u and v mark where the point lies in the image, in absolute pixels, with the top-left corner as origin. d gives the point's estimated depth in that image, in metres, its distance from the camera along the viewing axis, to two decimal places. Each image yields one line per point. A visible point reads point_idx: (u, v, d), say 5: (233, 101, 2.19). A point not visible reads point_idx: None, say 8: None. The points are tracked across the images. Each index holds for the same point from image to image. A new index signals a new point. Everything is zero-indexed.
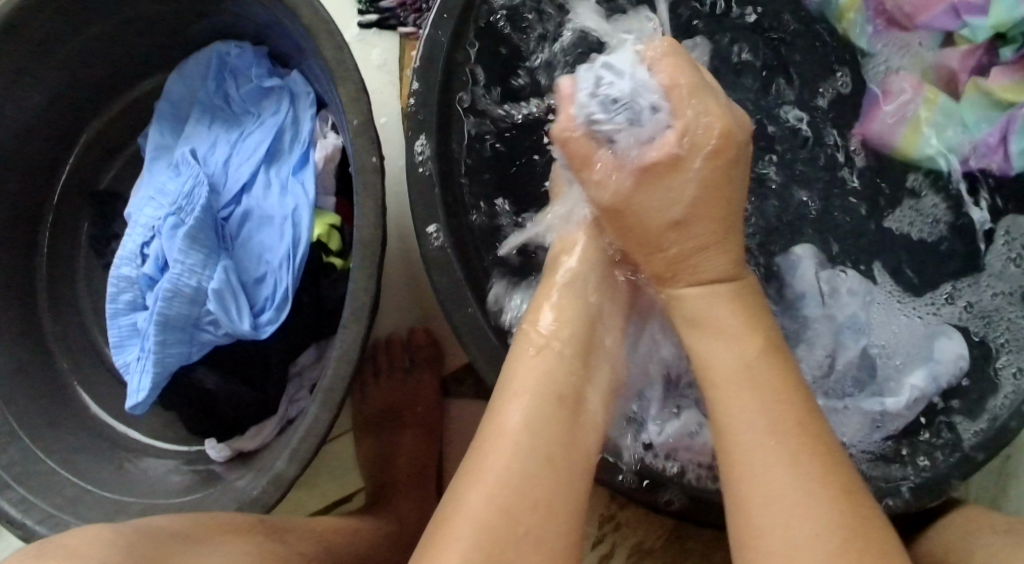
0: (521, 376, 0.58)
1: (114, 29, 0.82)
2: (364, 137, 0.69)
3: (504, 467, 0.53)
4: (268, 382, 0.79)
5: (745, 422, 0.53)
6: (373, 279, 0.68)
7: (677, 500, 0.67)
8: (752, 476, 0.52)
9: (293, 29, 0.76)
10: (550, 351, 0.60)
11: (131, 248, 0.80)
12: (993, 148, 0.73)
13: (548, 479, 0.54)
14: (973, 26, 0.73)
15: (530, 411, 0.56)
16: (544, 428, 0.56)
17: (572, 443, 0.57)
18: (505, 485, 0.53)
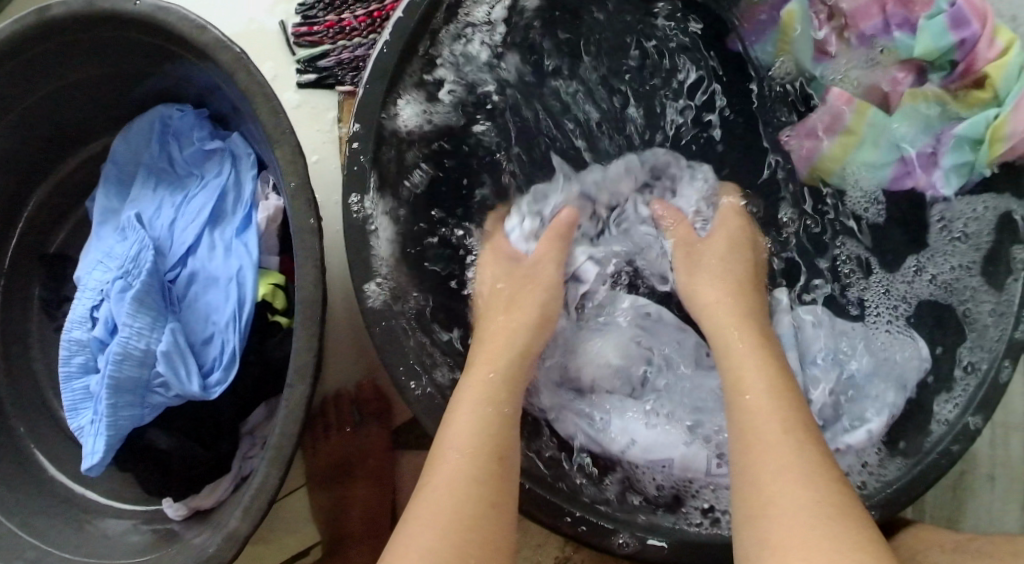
0: (445, 448, 0.63)
1: (58, 95, 0.84)
2: (302, 199, 0.70)
3: (422, 539, 0.58)
4: (221, 440, 0.80)
5: (776, 428, 0.60)
6: (317, 338, 0.70)
7: (634, 543, 0.70)
8: (758, 455, 0.60)
9: (232, 93, 0.77)
10: (482, 402, 0.66)
11: (82, 312, 0.81)
12: (922, 161, 0.80)
13: (462, 546, 0.58)
14: (903, 44, 0.80)
15: (451, 480, 0.61)
16: (478, 474, 0.61)
17: (501, 485, 0.62)
18: (423, 557, 0.57)
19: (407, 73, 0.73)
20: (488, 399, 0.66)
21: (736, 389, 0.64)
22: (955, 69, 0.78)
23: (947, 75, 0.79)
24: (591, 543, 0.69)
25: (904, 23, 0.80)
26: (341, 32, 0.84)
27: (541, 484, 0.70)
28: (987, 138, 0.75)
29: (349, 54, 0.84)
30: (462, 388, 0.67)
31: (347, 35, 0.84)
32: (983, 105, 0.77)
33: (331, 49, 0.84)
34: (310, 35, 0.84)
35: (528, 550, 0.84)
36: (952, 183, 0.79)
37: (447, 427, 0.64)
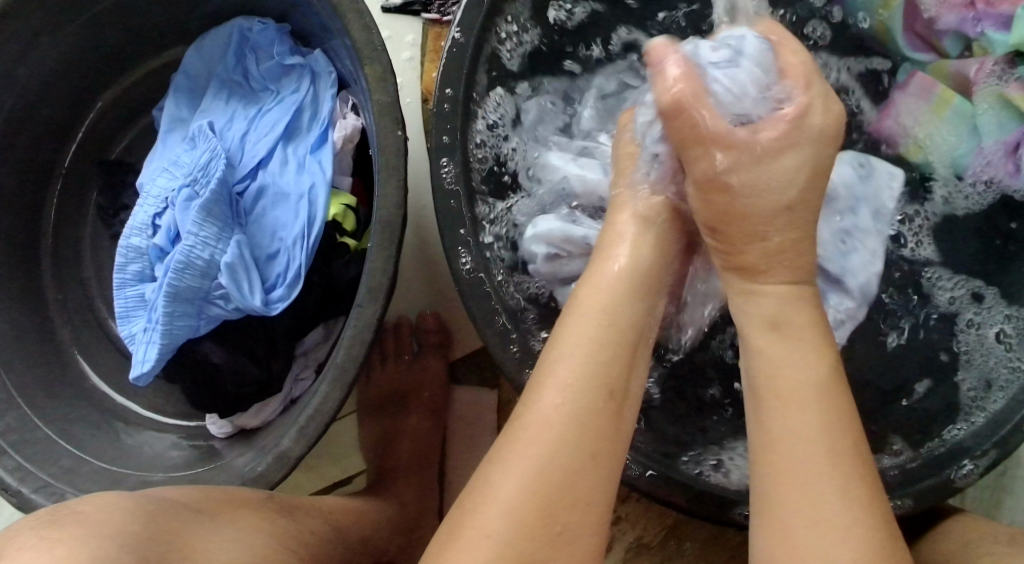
0: (569, 363, 0.54)
1: (136, 0, 0.81)
2: (388, 118, 0.69)
3: (536, 460, 0.51)
4: (274, 358, 0.79)
5: (820, 472, 0.52)
6: (392, 260, 0.68)
7: (719, 508, 0.68)
8: (794, 472, 0.53)
9: (321, 9, 0.75)
10: (612, 344, 0.56)
11: (143, 218, 0.79)
12: (1002, 157, 0.73)
13: (581, 480, 0.52)
14: (992, 39, 0.73)
15: (575, 398, 0.53)
16: (586, 419, 0.53)
17: (607, 448, 0.53)
18: (533, 486, 0.51)
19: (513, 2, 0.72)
20: (616, 331, 0.56)
21: (816, 395, 0.54)
22: None
23: None
24: (665, 498, 0.68)
25: (995, 11, 0.72)
26: None
27: None
28: None
29: None
30: (581, 307, 0.57)
31: None
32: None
33: None
34: None
35: None
36: None
37: (551, 359, 0.55)
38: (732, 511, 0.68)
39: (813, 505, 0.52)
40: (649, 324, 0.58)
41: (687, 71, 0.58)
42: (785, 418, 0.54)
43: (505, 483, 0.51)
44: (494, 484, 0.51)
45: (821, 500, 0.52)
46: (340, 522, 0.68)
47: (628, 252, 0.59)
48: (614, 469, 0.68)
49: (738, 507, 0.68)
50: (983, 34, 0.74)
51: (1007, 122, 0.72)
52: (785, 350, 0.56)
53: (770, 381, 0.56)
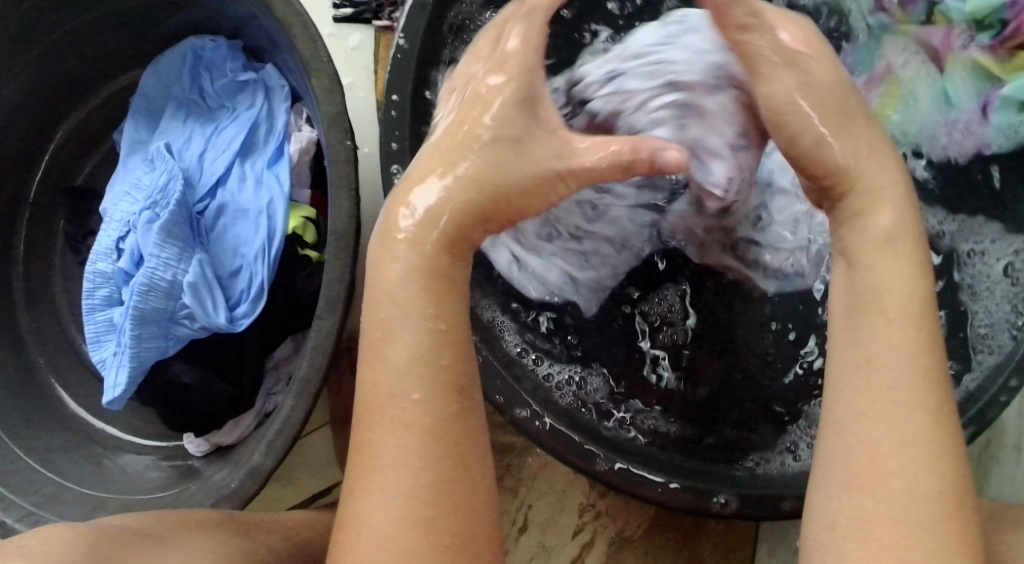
0: (402, 373, 0.54)
1: (88, 26, 0.82)
2: (337, 129, 0.69)
3: (400, 485, 0.53)
4: (244, 374, 0.79)
5: (891, 406, 0.52)
6: (348, 270, 0.68)
7: (696, 498, 0.68)
8: (869, 396, 0.53)
9: (268, 24, 0.76)
10: (420, 318, 0.55)
11: (107, 243, 0.80)
12: (972, 122, 0.74)
13: (446, 494, 0.53)
14: (949, 5, 0.73)
15: (417, 410, 0.54)
16: (432, 408, 0.54)
17: (468, 440, 0.55)
18: (406, 506, 0.53)
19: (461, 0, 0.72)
20: (423, 291, 0.55)
21: (887, 321, 0.54)
22: (1005, 29, 0.72)
23: (996, 37, 0.72)
24: (640, 493, 0.67)
25: None
26: None
27: (583, 433, 0.69)
28: None
29: None
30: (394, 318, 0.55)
31: None
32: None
33: None
34: None
35: (550, 496, 0.85)
36: (1001, 141, 0.74)
37: (377, 357, 0.55)
38: (708, 502, 0.67)
39: (901, 489, 0.51)
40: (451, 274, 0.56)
41: (530, 38, 0.59)
42: (863, 339, 0.54)
43: (388, 485, 0.53)
44: (365, 519, 0.53)
45: (909, 487, 0.51)
46: (309, 536, 0.68)
47: (447, 173, 0.56)
48: (586, 466, 0.68)
49: (714, 495, 0.68)
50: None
51: (975, 89, 0.74)
52: (892, 257, 0.55)
53: (880, 337, 0.54)
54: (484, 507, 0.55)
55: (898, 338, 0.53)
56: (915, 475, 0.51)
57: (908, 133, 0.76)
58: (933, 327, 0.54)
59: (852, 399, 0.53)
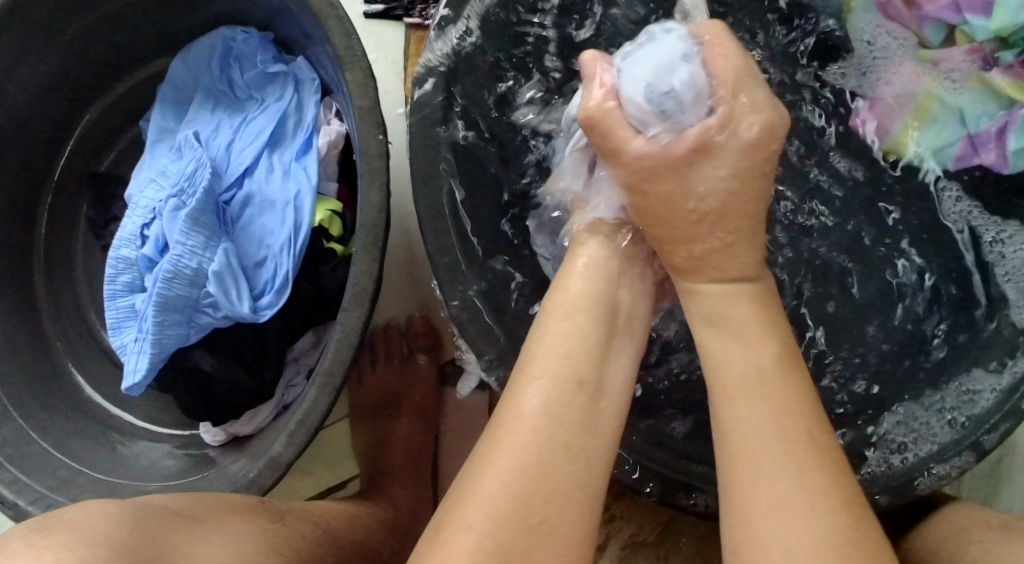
0: (544, 357, 0.57)
1: (121, 13, 0.82)
2: (369, 122, 0.70)
3: (517, 458, 0.53)
4: (266, 366, 0.80)
5: (791, 450, 0.53)
6: (376, 263, 0.69)
7: None
8: (757, 444, 0.54)
9: (303, 18, 0.77)
10: (575, 373, 0.57)
11: (132, 229, 0.80)
12: (989, 144, 0.67)
13: (562, 476, 0.54)
14: (974, 23, 0.65)
15: (550, 395, 0.56)
16: (562, 430, 0.55)
17: (583, 437, 0.55)
18: (521, 479, 0.53)
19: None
20: (583, 341, 0.58)
21: (761, 385, 0.55)
22: None
23: (1021, 56, 0.64)
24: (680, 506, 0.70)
25: None
26: None
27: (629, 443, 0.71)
28: None
29: None
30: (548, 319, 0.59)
31: None
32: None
33: None
34: None
35: None
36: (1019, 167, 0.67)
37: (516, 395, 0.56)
38: None
39: (793, 519, 0.51)
40: (619, 337, 0.61)
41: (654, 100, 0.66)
42: (744, 399, 0.55)
43: (489, 496, 0.52)
44: (482, 482, 0.53)
45: (806, 516, 0.51)
46: (335, 525, 0.68)
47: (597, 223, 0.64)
48: (617, 473, 0.71)
49: None
50: (965, 20, 0.65)
51: (994, 110, 0.66)
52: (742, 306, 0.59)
53: (736, 368, 0.57)
54: (589, 509, 0.54)
55: (735, 365, 0.57)
56: (809, 496, 0.51)
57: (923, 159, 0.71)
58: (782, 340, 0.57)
59: (750, 432, 0.54)
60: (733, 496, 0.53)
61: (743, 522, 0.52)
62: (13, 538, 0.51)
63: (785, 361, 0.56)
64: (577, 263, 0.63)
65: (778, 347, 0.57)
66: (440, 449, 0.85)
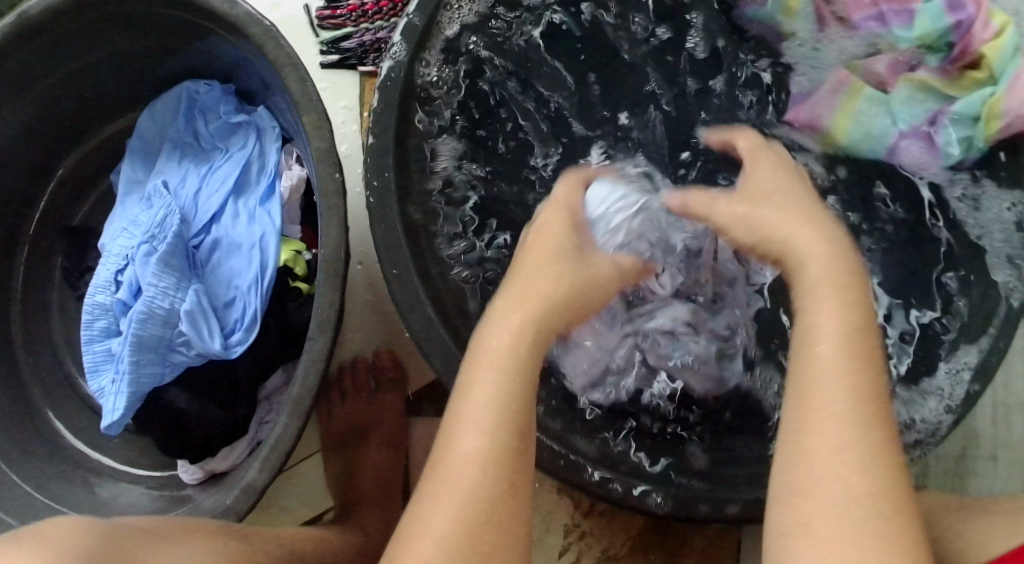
0: (479, 402, 0.57)
1: (89, 69, 0.87)
2: (326, 161, 0.75)
3: (461, 502, 0.55)
4: (239, 402, 0.82)
5: (849, 444, 0.51)
6: (338, 293, 0.73)
7: (709, 507, 0.69)
8: (822, 430, 0.52)
9: (262, 69, 0.82)
10: (507, 377, 0.58)
11: (106, 276, 0.83)
12: (920, 135, 0.76)
13: (502, 516, 0.55)
14: (899, 33, 0.78)
15: (490, 442, 0.56)
16: (499, 465, 0.56)
17: (520, 479, 0.56)
18: (461, 525, 0.54)
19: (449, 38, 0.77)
20: (517, 380, 0.58)
21: (851, 363, 0.53)
22: (952, 52, 0.76)
23: (943, 59, 0.76)
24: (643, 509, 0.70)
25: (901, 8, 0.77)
26: (363, 16, 0.92)
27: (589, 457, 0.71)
28: (984, 114, 0.72)
29: (371, 36, 0.91)
30: (482, 359, 0.59)
31: (369, 19, 0.92)
32: (978, 85, 0.74)
33: (353, 31, 0.92)
34: (334, 18, 0.92)
35: (537, 517, 0.88)
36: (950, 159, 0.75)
37: (456, 415, 0.58)
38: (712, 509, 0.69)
39: (842, 517, 0.49)
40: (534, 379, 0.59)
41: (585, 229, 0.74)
42: (818, 378, 0.53)
43: (428, 545, 0.54)
44: (423, 532, 0.55)
45: (856, 513, 0.49)
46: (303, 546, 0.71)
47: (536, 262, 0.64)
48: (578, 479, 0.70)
49: (726, 506, 0.69)
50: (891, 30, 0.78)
51: (922, 108, 0.76)
52: (833, 298, 0.55)
53: (821, 368, 0.53)
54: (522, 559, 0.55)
55: (821, 358, 0.53)
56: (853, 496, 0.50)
57: (858, 150, 0.79)
58: (864, 350, 0.53)
59: (802, 428, 0.52)
60: (789, 502, 0.51)
61: (788, 508, 0.51)
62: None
63: (851, 359, 0.53)
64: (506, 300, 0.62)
65: (842, 340, 0.53)
66: (412, 473, 0.89)
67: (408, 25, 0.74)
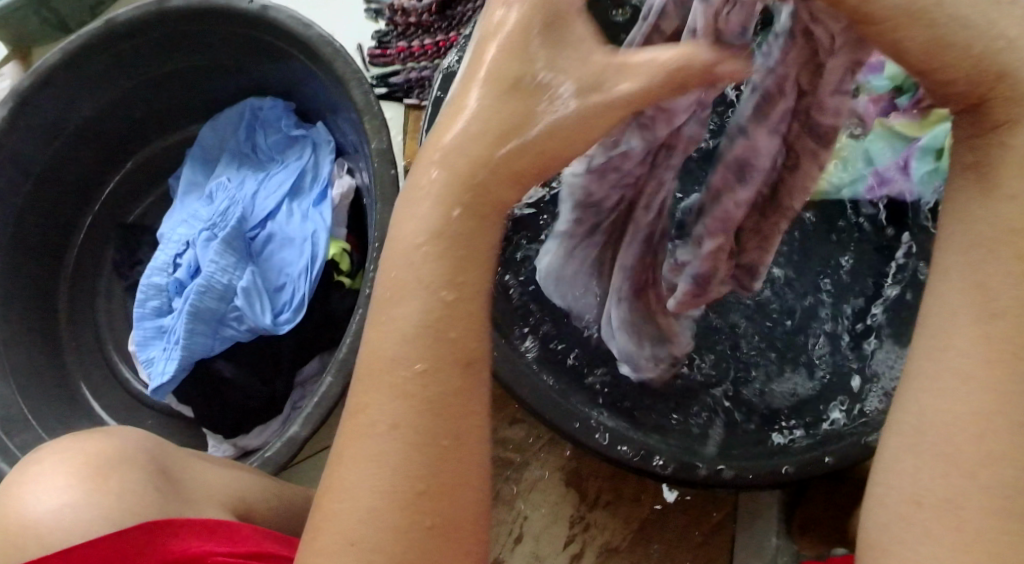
0: (392, 336, 0.48)
1: (161, 79, 0.96)
2: (383, 160, 0.85)
3: (394, 452, 0.46)
4: (277, 379, 0.87)
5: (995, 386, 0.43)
6: (386, 270, 0.81)
7: (709, 471, 0.70)
8: (980, 337, 0.44)
9: (329, 86, 0.91)
10: (441, 311, 0.48)
11: (165, 259, 0.91)
12: (894, 175, 0.83)
13: (451, 463, 0.47)
14: None
15: (428, 381, 0.47)
16: (439, 406, 0.47)
17: (465, 418, 0.48)
18: (402, 472, 0.46)
19: None
20: (453, 307, 0.48)
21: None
22: (917, 94, 0.82)
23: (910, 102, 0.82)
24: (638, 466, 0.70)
25: None
26: (410, 56, 1.04)
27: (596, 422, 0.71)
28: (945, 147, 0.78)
29: (416, 74, 1.03)
30: (392, 288, 0.49)
31: (415, 59, 1.04)
32: (940, 119, 0.79)
33: (401, 69, 1.04)
34: (385, 57, 1.05)
35: (544, 508, 0.94)
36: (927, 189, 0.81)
37: (377, 339, 0.49)
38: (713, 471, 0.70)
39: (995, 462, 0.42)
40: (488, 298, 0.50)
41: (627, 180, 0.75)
42: (992, 272, 0.44)
43: (364, 499, 0.46)
44: (352, 482, 0.47)
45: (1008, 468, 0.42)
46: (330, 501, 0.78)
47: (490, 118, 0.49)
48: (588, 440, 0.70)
49: (720, 467, 0.70)
50: None
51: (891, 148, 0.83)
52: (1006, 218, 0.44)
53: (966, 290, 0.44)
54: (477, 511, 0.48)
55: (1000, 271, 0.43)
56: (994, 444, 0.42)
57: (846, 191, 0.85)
58: None
59: (958, 326, 0.44)
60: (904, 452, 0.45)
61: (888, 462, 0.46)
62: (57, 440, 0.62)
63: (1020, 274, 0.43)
64: (447, 132, 0.49)
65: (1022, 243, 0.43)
66: None
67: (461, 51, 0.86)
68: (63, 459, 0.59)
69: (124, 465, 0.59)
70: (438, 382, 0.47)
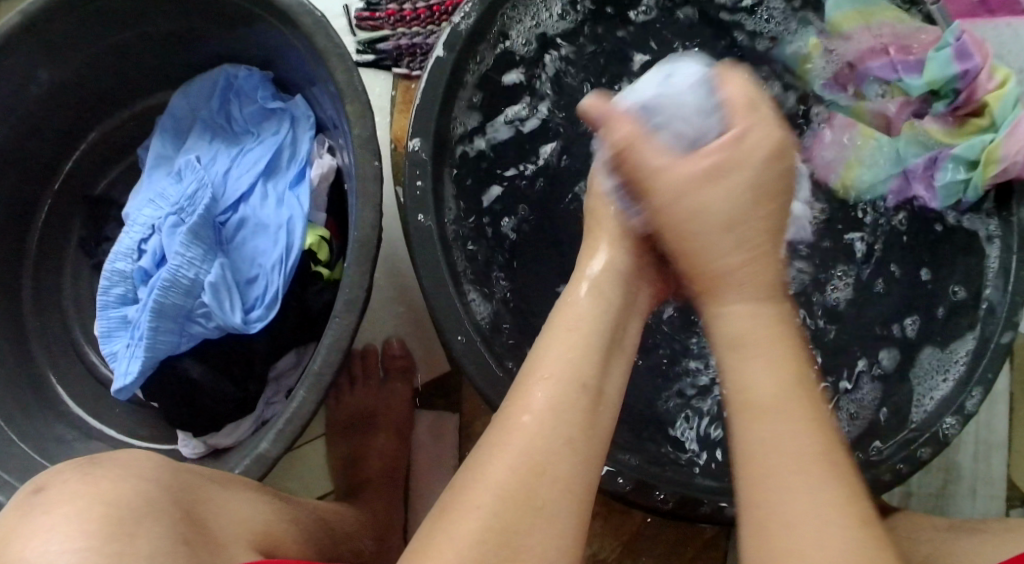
0: (547, 359, 0.60)
1: (130, 42, 0.88)
2: (365, 150, 0.77)
3: (521, 448, 0.56)
4: (250, 378, 0.83)
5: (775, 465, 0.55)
6: (366, 277, 0.75)
7: (714, 507, 0.71)
8: (777, 503, 0.54)
9: (308, 61, 0.83)
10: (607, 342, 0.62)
11: (129, 243, 0.84)
12: (920, 177, 0.82)
13: (562, 465, 0.56)
14: (908, 82, 0.83)
15: (555, 392, 0.58)
16: (562, 412, 0.57)
17: (582, 430, 0.57)
18: (520, 471, 0.55)
19: (491, 37, 0.81)
20: (581, 337, 0.62)
21: (769, 417, 0.56)
22: (957, 98, 0.80)
23: (949, 106, 0.81)
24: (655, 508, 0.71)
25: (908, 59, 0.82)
26: (401, 21, 0.95)
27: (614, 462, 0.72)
28: (982, 158, 0.76)
29: (407, 41, 0.94)
30: (559, 320, 0.63)
31: (406, 24, 0.94)
32: (979, 132, 0.79)
33: (390, 34, 0.95)
34: (372, 20, 0.95)
35: None
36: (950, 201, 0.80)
37: (551, 351, 0.61)
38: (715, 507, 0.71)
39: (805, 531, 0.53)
40: (618, 347, 0.63)
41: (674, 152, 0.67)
42: (755, 432, 0.56)
43: (485, 491, 0.54)
44: (479, 480, 0.55)
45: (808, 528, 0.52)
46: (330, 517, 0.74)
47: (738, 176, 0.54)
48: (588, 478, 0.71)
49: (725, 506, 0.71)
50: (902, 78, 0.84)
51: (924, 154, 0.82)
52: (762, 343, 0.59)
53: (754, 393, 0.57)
54: (577, 524, 0.55)
55: (759, 381, 0.58)
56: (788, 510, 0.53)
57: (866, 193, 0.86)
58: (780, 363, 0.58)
59: (758, 432, 0.56)
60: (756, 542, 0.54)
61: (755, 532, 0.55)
62: (66, 468, 0.55)
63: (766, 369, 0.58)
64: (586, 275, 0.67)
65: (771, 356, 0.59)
66: (414, 460, 0.90)
67: (456, 27, 0.78)
68: (88, 500, 0.51)
69: (148, 512, 0.52)
70: (565, 394, 0.58)
